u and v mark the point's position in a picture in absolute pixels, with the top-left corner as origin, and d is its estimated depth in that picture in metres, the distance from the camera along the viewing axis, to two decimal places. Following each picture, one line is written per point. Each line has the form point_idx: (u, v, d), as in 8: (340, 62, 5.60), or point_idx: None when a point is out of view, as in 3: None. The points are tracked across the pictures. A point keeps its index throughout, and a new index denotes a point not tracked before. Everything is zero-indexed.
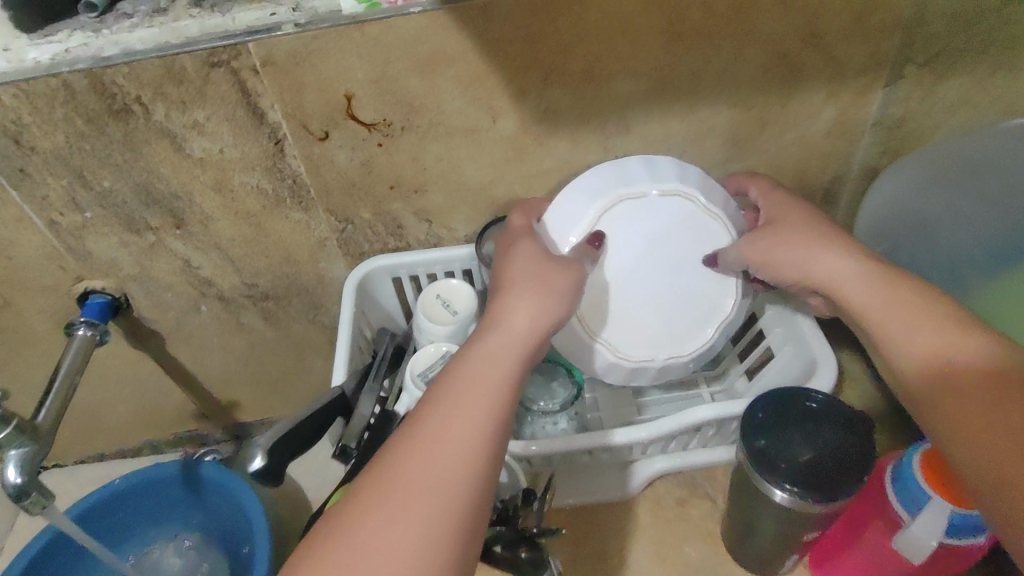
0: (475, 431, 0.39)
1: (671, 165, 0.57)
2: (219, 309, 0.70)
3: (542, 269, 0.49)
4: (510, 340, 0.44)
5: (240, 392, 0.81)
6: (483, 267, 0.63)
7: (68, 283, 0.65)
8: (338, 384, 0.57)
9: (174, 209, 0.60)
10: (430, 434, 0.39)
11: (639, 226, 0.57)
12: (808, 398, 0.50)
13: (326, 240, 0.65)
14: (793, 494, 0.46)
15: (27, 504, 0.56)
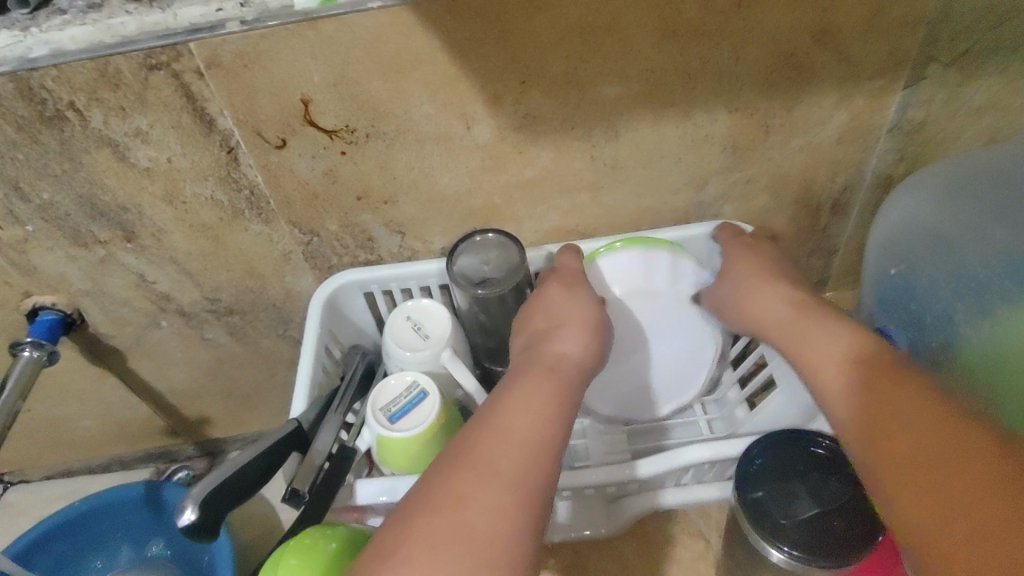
0: (555, 445, 0.38)
1: (694, 270, 0.56)
2: (181, 325, 0.65)
3: (593, 314, 0.49)
4: (570, 367, 0.44)
5: (210, 407, 0.76)
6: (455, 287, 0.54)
7: (16, 298, 0.60)
8: (296, 416, 0.50)
9: (124, 222, 0.55)
10: (504, 438, 0.37)
11: (649, 314, 0.57)
12: (815, 444, 0.45)
13: (291, 254, 0.60)
14: (794, 558, 0.41)
15: None
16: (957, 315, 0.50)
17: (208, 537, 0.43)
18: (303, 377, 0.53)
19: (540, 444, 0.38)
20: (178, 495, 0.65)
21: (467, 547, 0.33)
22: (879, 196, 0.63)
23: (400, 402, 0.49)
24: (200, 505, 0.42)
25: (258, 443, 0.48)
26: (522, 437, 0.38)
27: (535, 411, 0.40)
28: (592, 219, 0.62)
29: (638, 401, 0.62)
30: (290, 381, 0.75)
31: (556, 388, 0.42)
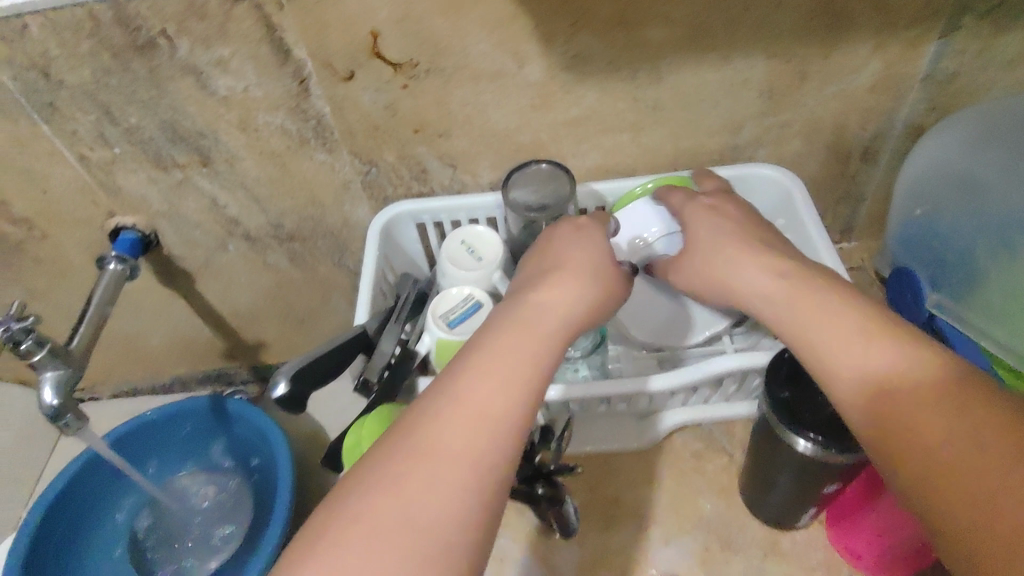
0: (514, 426, 0.34)
1: None
2: (247, 249, 0.71)
3: (598, 267, 0.44)
4: (553, 320, 0.40)
5: (266, 331, 0.82)
6: (510, 214, 0.58)
7: (101, 218, 0.66)
8: (360, 324, 0.56)
9: (201, 147, 0.61)
10: (457, 419, 0.34)
11: None
12: None
13: (350, 182, 0.65)
14: (816, 445, 0.44)
15: (64, 423, 0.53)
16: (980, 252, 0.57)
17: (300, 406, 0.52)
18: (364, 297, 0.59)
19: (499, 422, 0.34)
20: (242, 406, 0.69)
21: (395, 545, 0.30)
22: (909, 145, 0.65)
23: (456, 312, 0.54)
24: (291, 379, 0.51)
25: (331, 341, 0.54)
26: (476, 410, 0.34)
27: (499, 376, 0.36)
28: (633, 158, 0.65)
29: (672, 326, 0.64)
30: (343, 309, 0.80)
31: (531, 346, 0.38)
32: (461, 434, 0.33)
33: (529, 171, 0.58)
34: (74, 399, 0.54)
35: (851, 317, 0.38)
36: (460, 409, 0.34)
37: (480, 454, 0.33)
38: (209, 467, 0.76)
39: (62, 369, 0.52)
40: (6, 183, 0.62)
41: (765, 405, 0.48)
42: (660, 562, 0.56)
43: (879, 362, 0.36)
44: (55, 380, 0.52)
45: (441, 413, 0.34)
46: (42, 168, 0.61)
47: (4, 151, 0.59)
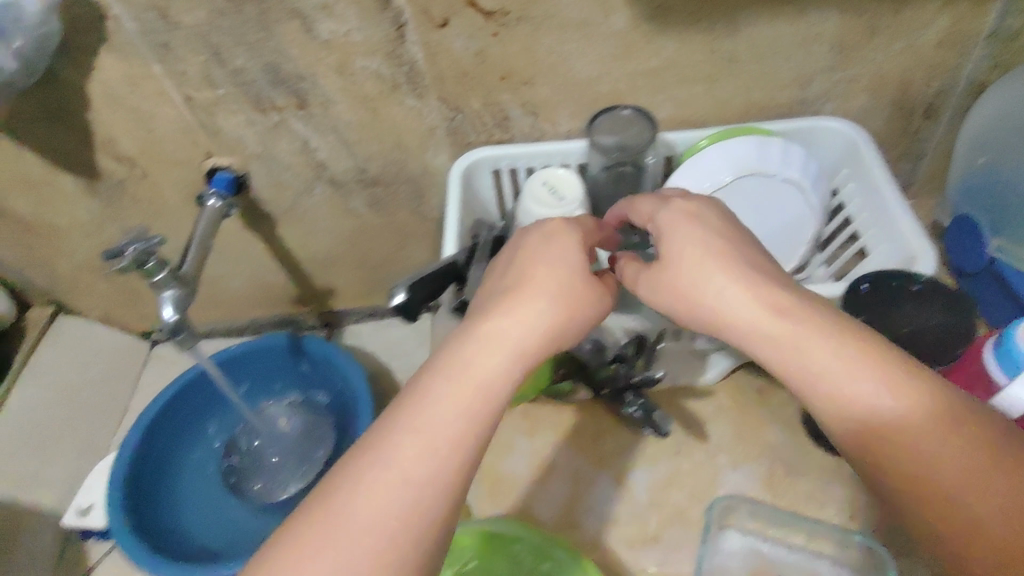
0: (436, 491, 0.35)
1: (803, 155, 0.61)
2: (330, 193, 0.76)
3: (565, 283, 0.42)
4: (499, 362, 0.39)
5: (338, 276, 0.87)
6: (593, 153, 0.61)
7: (199, 157, 0.71)
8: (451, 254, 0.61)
9: (300, 89, 0.65)
10: (378, 486, 0.34)
11: (758, 198, 0.62)
12: (912, 281, 0.51)
13: (435, 128, 0.69)
14: None
15: (180, 340, 0.60)
16: None
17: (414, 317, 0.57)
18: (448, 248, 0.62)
19: (421, 488, 0.35)
20: (320, 343, 0.74)
21: None
22: (971, 102, 0.68)
23: None
24: (408, 289, 0.57)
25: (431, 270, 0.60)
26: (398, 478, 0.35)
27: (430, 444, 0.36)
28: (704, 110, 0.69)
29: None
30: (413, 256, 0.85)
31: (468, 397, 0.37)
32: (380, 503, 0.34)
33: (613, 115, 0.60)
34: (187, 317, 0.60)
35: (868, 364, 0.37)
36: (385, 473, 0.35)
37: (398, 527, 0.34)
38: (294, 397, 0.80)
39: (180, 289, 0.58)
40: (115, 121, 0.67)
41: None
42: (726, 485, 0.60)
43: (890, 419, 0.36)
44: (173, 299, 0.58)
45: (364, 477, 0.35)
46: (150, 107, 0.65)
47: (118, 90, 0.64)
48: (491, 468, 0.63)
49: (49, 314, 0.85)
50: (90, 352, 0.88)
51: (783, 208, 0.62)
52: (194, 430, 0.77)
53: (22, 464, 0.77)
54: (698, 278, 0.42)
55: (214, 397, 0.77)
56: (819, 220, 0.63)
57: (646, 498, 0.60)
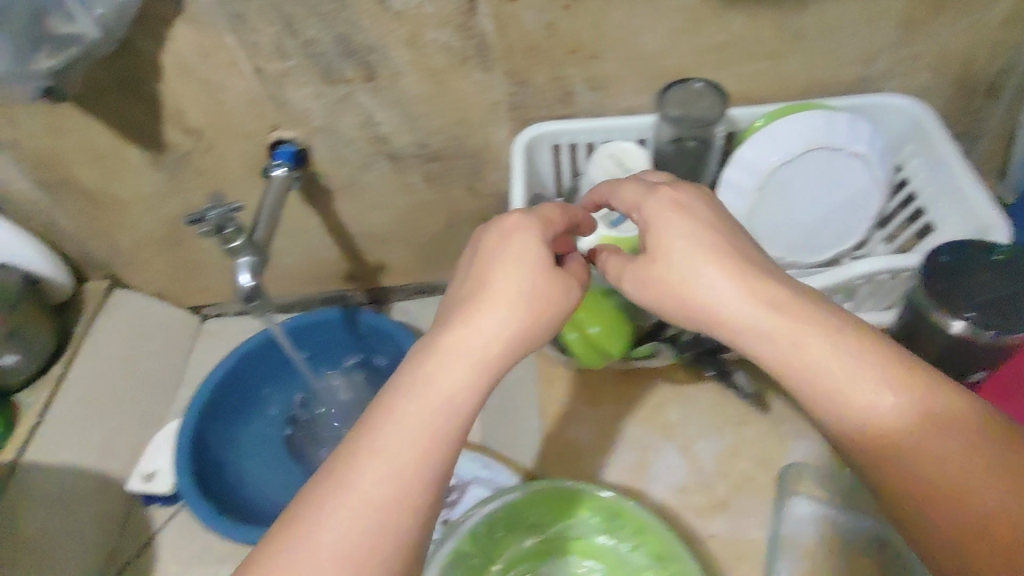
0: (399, 508, 0.36)
1: (871, 130, 0.62)
2: (390, 168, 0.77)
3: (526, 288, 0.43)
4: (460, 377, 0.40)
5: (390, 253, 0.88)
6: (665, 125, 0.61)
7: (264, 130, 0.72)
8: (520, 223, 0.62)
9: (370, 61, 0.66)
10: (343, 509, 0.36)
11: (824, 171, 0.62)
12: (989, 249, 0.51)
13: (498, 103, 0.70)
14: (972, 322, 0.49)
15: (254, 306, 0.61)
16: None
17: None
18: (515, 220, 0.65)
19: (385, 504, 0.36)
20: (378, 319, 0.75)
21: None
22: None
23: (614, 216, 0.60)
24: None
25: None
26: (363, 499, 0.36)
27: (394, 462, 0.37)
28: (767, 88, 0.69)
29: (801, 243, 0.66)
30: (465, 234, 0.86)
31: (429, 413, 0.39)
32: (345, 526, 0.36)
33: (687, 87, 0.60)
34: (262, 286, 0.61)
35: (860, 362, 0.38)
36: (350, 495, 0.36)
37: (362, 548, 0.35)
38: (350, 368, 0.82)
39: (255, 256, 0.59)
40: (185, 93, 0.68)
41: (916, 289, 0.53)
42: (793, 454, 0.61)
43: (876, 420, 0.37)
44: (250, 266, 0.59)
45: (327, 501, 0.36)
46: (222, 78, 0.66)
47: (191, 61, 0.65)
48: (558, 435, 0.65)
49: (105, 289, 0.89)
50: (146, 326, 0.90)
51: (849, 181, 0.63)
52: (252, 400, 0.80)
53: (88, 429, 0.78)
54: (693, 274, 0.43)
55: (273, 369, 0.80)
56: (884, 195, 0.63)
57: (712, 466, 0.62)
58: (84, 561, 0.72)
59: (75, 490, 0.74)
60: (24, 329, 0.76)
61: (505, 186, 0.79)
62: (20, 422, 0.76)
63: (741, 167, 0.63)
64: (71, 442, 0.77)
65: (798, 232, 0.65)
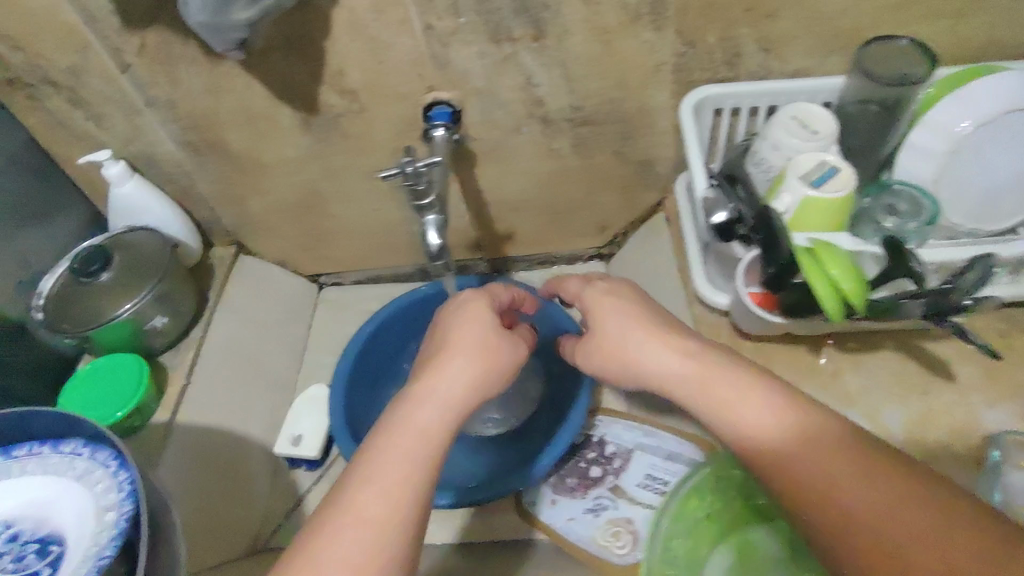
0: (397, 516, 0.44)
1: None
2: (539, 132, 0.76)
3: (479, 337, 0.54)
4: (434, 411, 0.49)
5: (522, 221, 0.88)
6: (862, 78, 0.62)
7: (420, 92, 0.71)
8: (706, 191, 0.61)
9: (541, 19, 0.64)
10: (347, 525, 0.43)
11: (1018, 133, 0.60)
12: None
13: (663, 65, 0.68)
14: None
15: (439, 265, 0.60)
16: None
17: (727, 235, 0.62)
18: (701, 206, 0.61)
19: (381, 511, 0.44)
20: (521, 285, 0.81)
21: None
22: None
23: (816, 173, 0.58)
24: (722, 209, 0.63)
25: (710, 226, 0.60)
26: (359, 515, 0.43)
27: (393, 475, 0.45)
28: (943, 47, 0.67)
29: (986, 211, 0.63)
30: (600, 202, 0.85)
31: (414, 440, 0.47)
32: (353, 539, 0.42)
33: (887, 44, 0.61)
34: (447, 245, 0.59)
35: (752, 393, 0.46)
36: (353, 511, 0.43)
37: (367, 553, 0.42)
38: None
39: (442, 214, 0.58)
40: (348, 50, 0.66)
41: None
42: (987, 425, 0.60)
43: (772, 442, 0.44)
44: (436, 223, 0.58)
45: (335, 521, 0.43)
46: (389, 37, 0.65)
47: (363, 18, 0.63)
48: None
49: (233, 253, 0.88)
50: (273, 295, 0.91)
51: None
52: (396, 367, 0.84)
53: (231, 395, 0.78)
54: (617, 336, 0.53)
55: (406, 340, 0.83)
56: None
57: (902, 435, 0.61)
58: (244, 527, 0.73)
59: (233, 458, 0.75)
60: (172, 294, 0.75)
61: (652, 151, 0.78)
62: (168, 386, 0.75)
63: (928, 128, 0.61)
64: (219, 405, 0.76)
65: (983, 198, 0.62)
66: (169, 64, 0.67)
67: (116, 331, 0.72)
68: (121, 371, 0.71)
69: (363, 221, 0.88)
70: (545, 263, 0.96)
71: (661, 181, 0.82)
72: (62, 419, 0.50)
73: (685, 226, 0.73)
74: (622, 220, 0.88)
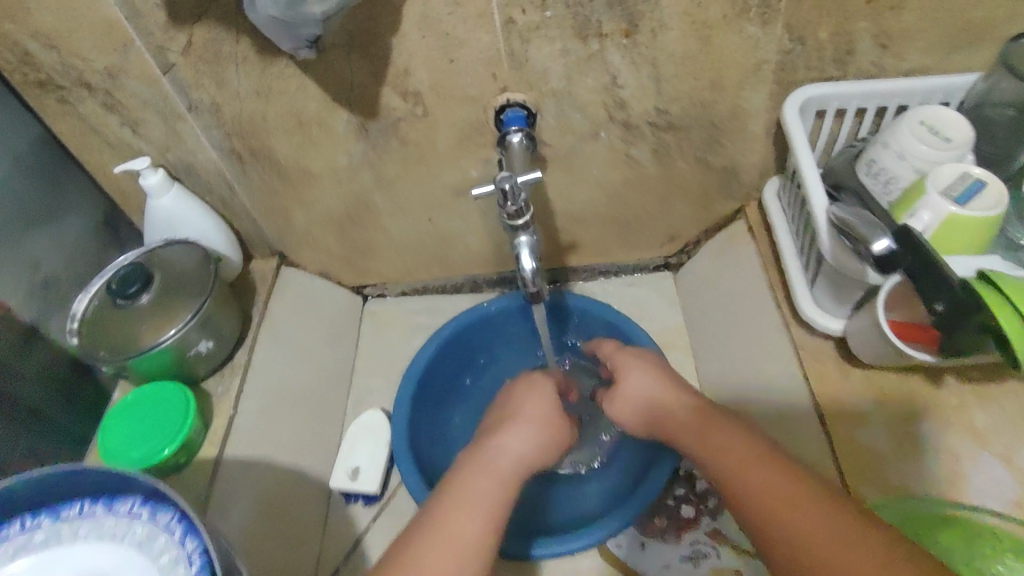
0: (485, 537, 0.45)
1: None
2: (618, 137, 0.69)
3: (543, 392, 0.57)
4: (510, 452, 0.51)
5: (586, 232, 0.82)
6: (1004, 77, 0.56)
7: (492, 94, 0.64)
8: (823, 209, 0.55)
9: (635, 13, 0.57)
10: (438, 539, 0.44)
11: None
12: None
13: (764, 64, 0.62)
14: None
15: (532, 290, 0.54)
16: None
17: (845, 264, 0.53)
18: (823, 222, 0.54)
19: (470, 530, 0.45)
20: (587, 303, 0.76)
21: None
22: None
23: (961, 187, 0.51)
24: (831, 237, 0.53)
25: (836, 246, 0.53)
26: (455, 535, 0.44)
27: (476, 496, 0.47)
28: None
29: None
30: (673, 212, 0.79)
31: (494, 473, 0.49)
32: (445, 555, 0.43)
33: None
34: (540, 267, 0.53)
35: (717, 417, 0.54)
36: (446, 531, 0.45)
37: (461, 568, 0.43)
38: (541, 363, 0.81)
39: (535, 234, 0.52)
40: (417, 48, 0.60)
41: None
42: None
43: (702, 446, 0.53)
44: (529, 245, 0.52)
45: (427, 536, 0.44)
46: (463, 33, 0.58)
47: (437, 11, 0.56)
48: (847, 441, 0.58)
49: (275, 266, 0.81)
50: (315, 310, 0.84)
51: None
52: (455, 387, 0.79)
53: (280, 424, 0.72)
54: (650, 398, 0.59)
55: (465, 362, 0.78)
56: None
57: None
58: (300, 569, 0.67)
59: (285, 494, 0.69)
60: (215, 318, 0.70)
61: (738, 158, 0.71)
62: (214, 417, 0.69)
63: None
64: (265, 438, 0.70)
65: None
66: (217, 64, 0.60)
67: (156, 360, 0.66)
68: (164, 402, 0.65)
69: (415, 233, 0.81)
70: (607, 274, 0.88)
71: (744, 190, 0.75)
72: (116, 479, 0.44)
73: (781, 237, 0.67)
74: (695, 231, 0.82)
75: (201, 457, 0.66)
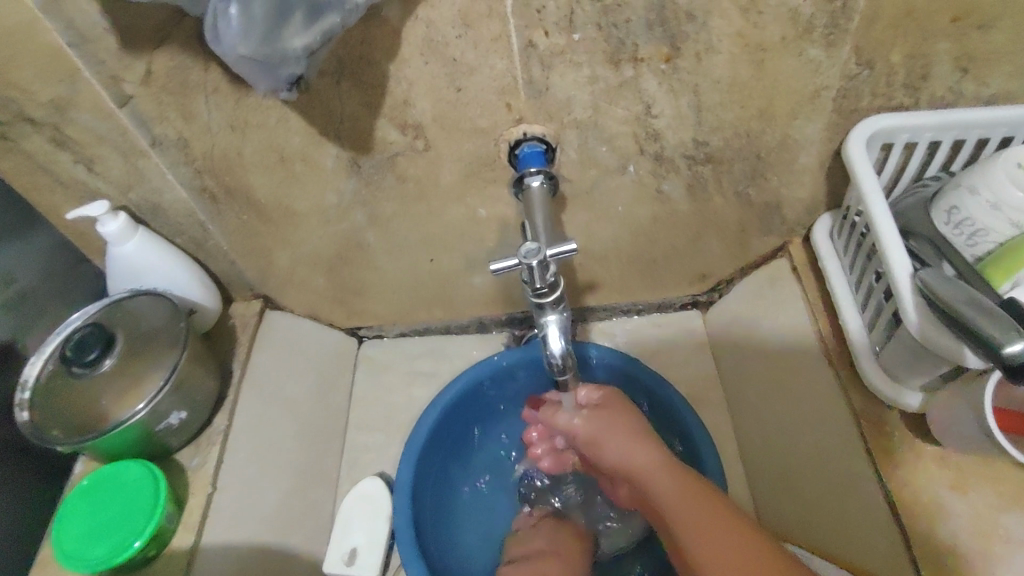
0: None
1: None
2: (648, 171, 0.60)
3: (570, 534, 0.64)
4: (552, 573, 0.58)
5: (606, 270, 0.73)
6: None
7: (505, 125, 0.55)
8: (906, 272, 0.46)
9: (679, 34, 0.48)
10: None
11: None
12: None
13: (824, 90, 0.53)
14: None
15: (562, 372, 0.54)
16: None
17: (934, 342, 0.45)
18: (908, 289, 0.46)
19: None
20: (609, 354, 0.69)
21: None
22: None
23: None
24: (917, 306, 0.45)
25: (925, 319, 0.45)
26: None
27: None
28: None
29: None
30: (705, 249, 0.70)
31: None
32: None
33: None
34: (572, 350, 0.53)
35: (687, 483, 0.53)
36: None
37: None
38: None
39: (566, 314, 0.51)
40: (419, 76, 0.50)
41: None
42: None
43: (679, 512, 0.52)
44: (559, 324, 0.51)
45: None
46: (473, 59, 0.49)
47: (443, 34, 0.47)
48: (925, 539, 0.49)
49: (258, 310, 0.72)
50: (303, 360, 0.75)
51: None
52: (459, 448, 0.71)
53: (265, 498, 0.64)
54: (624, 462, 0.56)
55: (470, 423, 0.71)
56: None
57: None
58: None
59: None
60: (190, 382, 0.60)
61: (783, 193, 0.62)
62: (188, 496, 0.60)
63: None
64: (246, 514, 0.62)
65: None
66: (183, 96, 0.51)
67: (121, 435, 0.57)
68: (129, 485, 0.56)
69: (415, 272, 0.72)
70: (628, 313, 0.80)
71: (787, 226, 0.66)
72: None
73: (836, 286, 0.59)
74: (728, 267, 0.73)
75: (173, 547, 0.57)
